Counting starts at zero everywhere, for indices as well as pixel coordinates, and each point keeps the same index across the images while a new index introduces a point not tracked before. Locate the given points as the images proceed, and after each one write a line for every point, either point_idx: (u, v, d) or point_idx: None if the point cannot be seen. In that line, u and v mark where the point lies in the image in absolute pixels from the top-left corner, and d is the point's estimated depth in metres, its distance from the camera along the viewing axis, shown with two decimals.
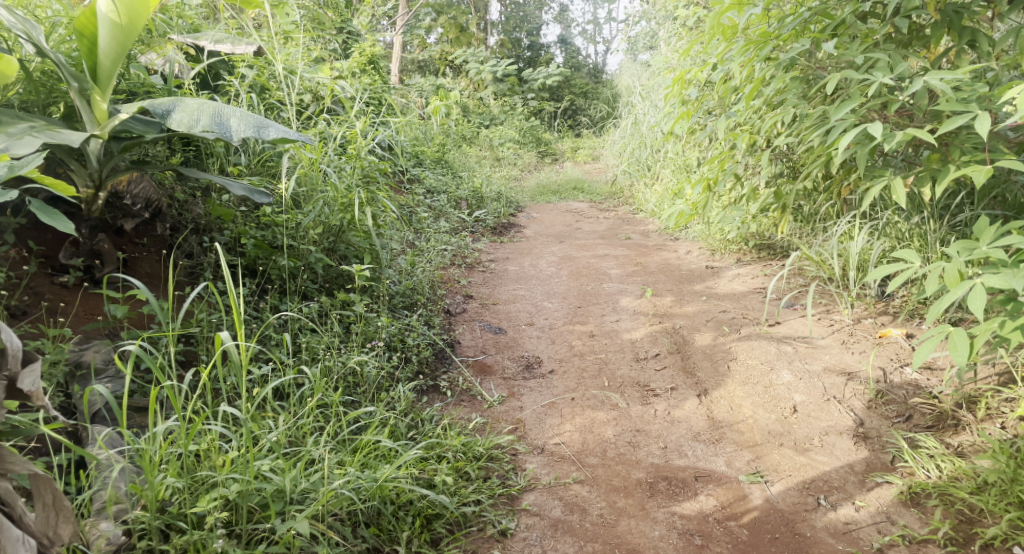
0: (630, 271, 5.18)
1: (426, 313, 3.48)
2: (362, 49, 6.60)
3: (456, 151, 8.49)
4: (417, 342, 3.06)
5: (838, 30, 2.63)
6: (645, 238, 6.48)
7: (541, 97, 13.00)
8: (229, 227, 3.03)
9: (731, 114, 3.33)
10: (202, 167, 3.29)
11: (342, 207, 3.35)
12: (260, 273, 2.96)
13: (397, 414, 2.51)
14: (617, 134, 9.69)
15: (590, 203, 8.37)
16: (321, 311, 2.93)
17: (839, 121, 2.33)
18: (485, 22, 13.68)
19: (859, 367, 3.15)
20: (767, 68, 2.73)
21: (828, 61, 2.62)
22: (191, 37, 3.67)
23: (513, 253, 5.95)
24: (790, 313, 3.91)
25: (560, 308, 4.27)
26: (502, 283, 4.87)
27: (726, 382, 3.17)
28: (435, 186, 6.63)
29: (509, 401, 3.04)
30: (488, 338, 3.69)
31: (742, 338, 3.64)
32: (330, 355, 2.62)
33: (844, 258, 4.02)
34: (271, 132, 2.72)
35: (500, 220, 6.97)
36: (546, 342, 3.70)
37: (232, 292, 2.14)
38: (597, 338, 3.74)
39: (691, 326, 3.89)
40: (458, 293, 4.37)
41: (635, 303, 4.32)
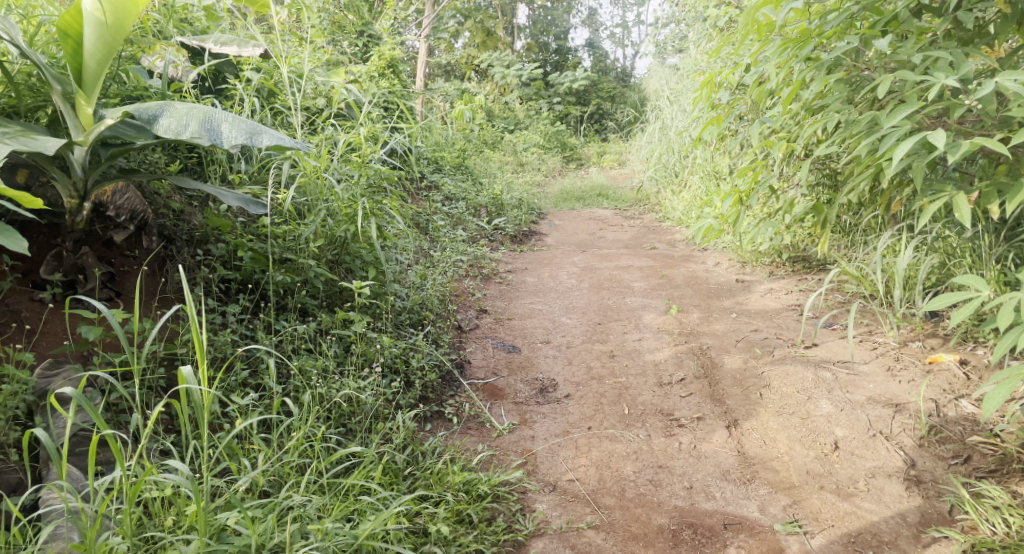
0: (655, 284, 4.91)
1: (435, 332, 3.26)
2: (382, 52, 6.43)
3: (477, 156, 8.28)
4: (421, 364, 2.84)
5: (889, 27, 2.34)
6: (671, 248, 6.21)
7: (566, 102, 12.77)
8: (227, 238, 2.83)
9: (766, 119, 3.05)
10: (203, 175, 3.12)
11: (348, 218, 3.14)
12: (257, 287, 2.76)
13: (395, 448, 2.29)
14: (644, 139, 9.43)
15: (614, 211, 8.11)
16: (321, 331, 2.73)
17: (894, 128, 2.06)
18: (511, 26, 13.49)
19: (907, 399, 2.87)
20: (809, 70, 2.47)
21: (875, 62, 2.33)
22: (195, 39, 3.48)
23: (533, 263, 5.72)
24: (828, 335, 3.63)
25: (579, 324, 4.03)
26: (520, 296, 4.64)
27: (758, 413, 2.90)
28: (453, 193, 6.42)
29: (521, 429, 2.80)
30: (500, 358, 3.46)
31: (776, 362, 3.36)
32: (326, 381, 2.41)
33: (887, 275, 3.73)
34: (265, 139, 2.52)
35: (521, 227, 6.74)
36: (562, 363, 3.45)
37: (191, 313, 1.86)
38: (617, 359, 3.49)
39: (719, 347, 3.62)
40: (472, 307, 4.14)
41: (659, 320, 4.06)
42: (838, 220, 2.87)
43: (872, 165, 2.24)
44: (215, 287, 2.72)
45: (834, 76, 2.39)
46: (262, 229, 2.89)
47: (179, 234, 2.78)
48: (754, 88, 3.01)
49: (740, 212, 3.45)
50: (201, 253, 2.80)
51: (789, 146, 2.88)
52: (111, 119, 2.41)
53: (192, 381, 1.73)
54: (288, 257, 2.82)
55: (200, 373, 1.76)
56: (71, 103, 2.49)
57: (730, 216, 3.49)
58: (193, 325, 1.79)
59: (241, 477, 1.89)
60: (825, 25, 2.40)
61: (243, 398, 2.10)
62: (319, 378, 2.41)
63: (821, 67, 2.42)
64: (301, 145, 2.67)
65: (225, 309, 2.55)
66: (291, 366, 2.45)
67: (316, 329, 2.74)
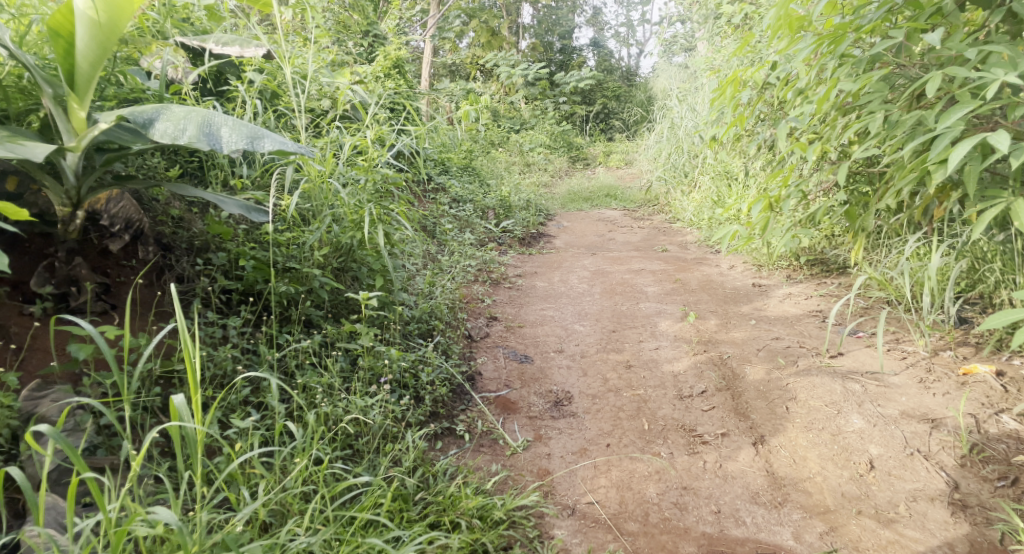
0: (669, 289, 4.77)
1: (445, 343, 3.13)
2: (387, 52, 6.29)
3: (483, 157, 8.14)
4: (431, 378, 2.70)
5: (934, 20, 2.20)
6: (683, 250, 6.07)
7: (572, 101, 12.62)
8: (228, 246, 2.69)
9: (793, 119, 2.90)
10: (203, 180, 3.00)
11: (354, 224, 3.01)
12: (259, 298, 2.63)
13: (405, 472, 2.16)
14: (652, 138, 9.27)
15: (623, 212, 7.97)
16: (326, 344, 2.60)
17: (945, 131, 1.91)
18: (516, 25, 13.35)
19: (943, 414, 2.72)
20: (844, 68, 2.32)
21: (921, 58, 2.20)
22: (196, 40, 3.36)
23: (542, 267, 5.57)
24: (853, 343, 3.48)
25: (593, 332, 3.88)
26: (530, 302, 4.50)
27: (785, 428, 2.76)
28: (460, 195, 6.29)
29: (536, 446, 2.66)
30: (512, 369, 3.32)
31: (801, 373, 3.22)
32: (332, 399, 2.28)
33: (915, 280, 3.59)
34: (267, 144, 2.37)
35: (529, 230, 6.60)
36: (577, 374, 3.31)
37: (184, 337, 1.71)
38: (634, 369, 3.34)
39: (740, 356, 3.47)
40: (481, 314, 4.00)
41: (676, 327, 3.92)
42: (874, 226, 2.71)
43: (915, 170, 2.10)
44: (216, 298, 2.59)
45: (874, 74, 2.25)
46: (265, 236, 2.76)
47: (178, 243, 2.65)
48: (782, 87, 2.86)
49: (769, 218, 3.30)
50: (201, 262, 2.67)
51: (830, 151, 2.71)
52: (104, 123, 2.22)
53: (184, 416, 1.60)
54: (291, 266, 2.69)
55: (192, 405, 1.64)
56: (63, 105, 2.38)
57: (757, 222, 3.34)
58: (187, 351, 1.67)
59: (240, 509, 1.77)
60: (867, 20, 2.25)
61: (244, 420, 1.97)
62: (325, 396, 2.28)
63: (858, 66, 2.27)
64: (305, 150, 2.52)
65: (227, 322, 2.39)
66: (294, 383, 2.31)
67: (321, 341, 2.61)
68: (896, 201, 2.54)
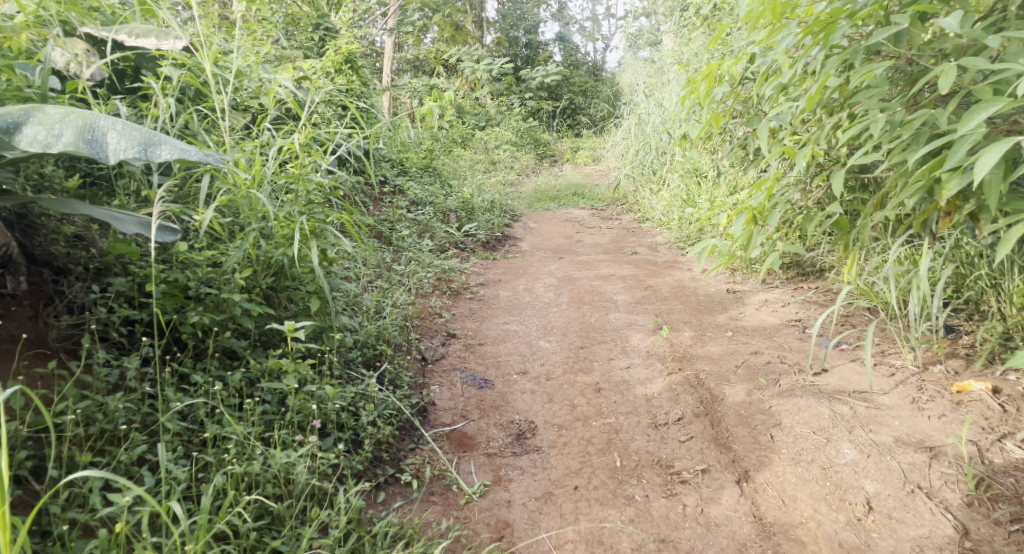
0: (640, 297, 4.49)
1: (391, 373, 2.80)
2: (338, 46, 5.89)
3: (446, 156, 7.79)
4: (372, 418, 2.37)
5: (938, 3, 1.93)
6: (654, 252, 5.82)
7: (538, 97, 12.32)
8: (133, 270, 2.33)
9: (775, 117, 2.62)
10: (111, 192, 2.62)
11: (285, 240, 2.65)
12: (164, 330, 2.27)
13: (335, 542, 1.83)
14: (619, 134, 9.02)
15: (591, 211, 7.70)
16: (248, 382, 2.26)
17: (964, 135, 1.67)
18: (481, 19, 13.02)
19: (941, 441, 2.48)
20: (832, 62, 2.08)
21: (926, 48, 1.94)
22: (107, 30, 3.01)
23: (506, 273, 5.26)
24: (837, 358, 3.23)
25: (559, 349, 3.58)
26: (492, 315, 4.18)
27: (770, 461, 2.49)
28: (420, 198, 5.95)
29: (495, 492, 2.35)
30: (470, 396, 3.00)
31: (784, 394, 2.95)
32: (249, 452, 1.95)
33: (900, 288, 3.36)
34: (165, 152, 2.04)
35: (493, 232, 6.28)
36: (541, 400, 3.00)
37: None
38: (603, 393, 3.05)
39: (717, 375, 3.20)
40: (437, 331, 3.67)
41: (648, 342, 3.64)
42: (864, 236, 2.46)
43: (917, 179, 1.87)
44: (116, 331, 2.23)
45: (874, 66, 1.99)
46: (177, 254, 2.40)
47: (73, 264, 2.28)
48: (763, 80, 2.57)
49: (752, 231, 2.92)
50: (99, 288, 2.29)
51: (820, 156, 2.44)
52: None
53: None
54: (208, 291, 2.33)
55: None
56: None
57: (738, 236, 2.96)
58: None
59: None
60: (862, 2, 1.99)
61: (125, 495, 1.65)
62: (240, 451, 1.93)
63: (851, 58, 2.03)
64: (214, 159, 2.19)
65: (123, 362, 2.03)
66: (204, 434, 1.97)
67: (242, 378, 2.26)
68: (891, 214, 2.28)
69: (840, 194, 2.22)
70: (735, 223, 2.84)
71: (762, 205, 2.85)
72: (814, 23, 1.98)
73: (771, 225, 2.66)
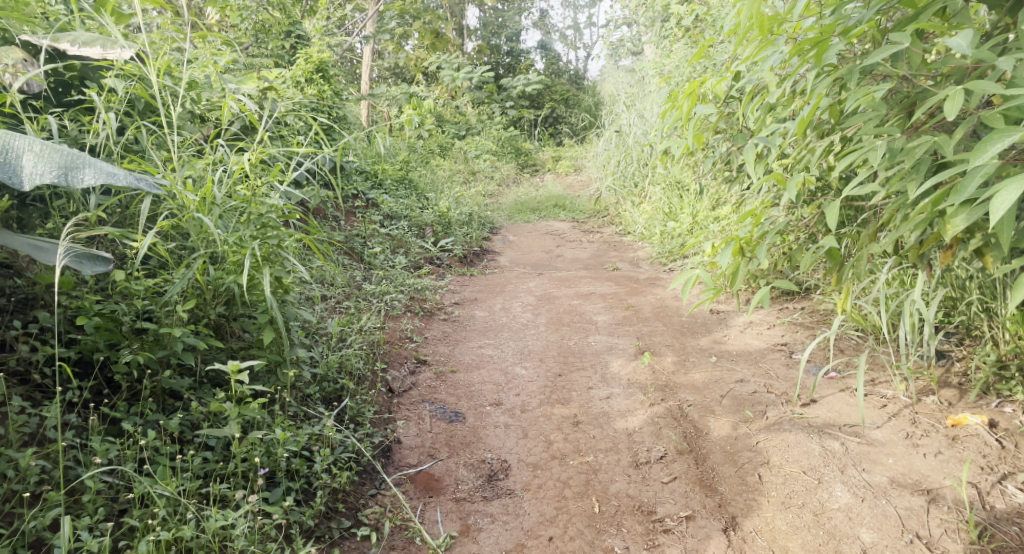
0: (621, 318, 4.33)
1: (353, 411, 2.60)
2: (309, 54, 5.69)
3: (424, 167, 7.60)
4: (328, 464, 2.18)
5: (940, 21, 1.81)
6: (635, 269, 5.67)
7: (519, 106, 12.18)
8: (63, 302, 2.12)
9: (763, 138, 2.46)
10: (46, 214, 2.40)
11: (236, 267, 2.45)
12: (93, 371, 2.06)
13: None
14: (599, 145, 8.88)
15: (572, 223, 7.54)
16: (186, 428, 2.05)
17: (973, 167, 1.54)
18: (461, 27, 12.88)
19: (939, 483, 2.33)
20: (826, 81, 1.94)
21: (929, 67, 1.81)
22: (47, 36, 2.78)
23: (483, 291, 5.07)
24: (826, 388, 3.09)
25: (535, 377, 3.40)
26: (467, 338, 4.00)
27: (758, 505, 2.34)
28: (394, 211, 5.75)
29: (462, 545, 2.18)
30: (439, 432, 2.81)
31: (772, 428, 2.79)
32: (185, 511, 1.75)
33: (890, 313, 3.21)
34: (87, 175, 1.99)
35: (470, 247, 6.10)
36: (515, 436, 2.81)
37: None
38: (581, 427, 2.87)
39: (701, 406, 3.04)
40: (407, 357, 3.47)
41: (629, 368, 3.47)
42: (857, 267, 2.30)
43: (920, 215, 1.74)
44: (39, 372, 2.01)
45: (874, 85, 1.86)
46: (114, 282, 2.19)
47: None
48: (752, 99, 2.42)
49: (740, 265, 2.60)
50: (23, 322, 2.09)
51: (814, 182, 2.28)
52: None
53: None
54: (144, 326, 2.12)
55: None
56: None
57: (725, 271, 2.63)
58: None
59: None
60: (859, 16, 1.86)
61: None
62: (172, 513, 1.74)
63: (845, 77, 1.89)
64: (148, 185, 2.13)
65: (42, 410, 1.81)
66: (132, 492, 1.77)
67: (181, 423, 2.06)
68: (888, 246, 2.14)
69: (833, 228, 2.04)
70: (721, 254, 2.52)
71: (752, 235, 2.59)
72: (805, 41, 1.84)
73: (765, 257, 2.39)
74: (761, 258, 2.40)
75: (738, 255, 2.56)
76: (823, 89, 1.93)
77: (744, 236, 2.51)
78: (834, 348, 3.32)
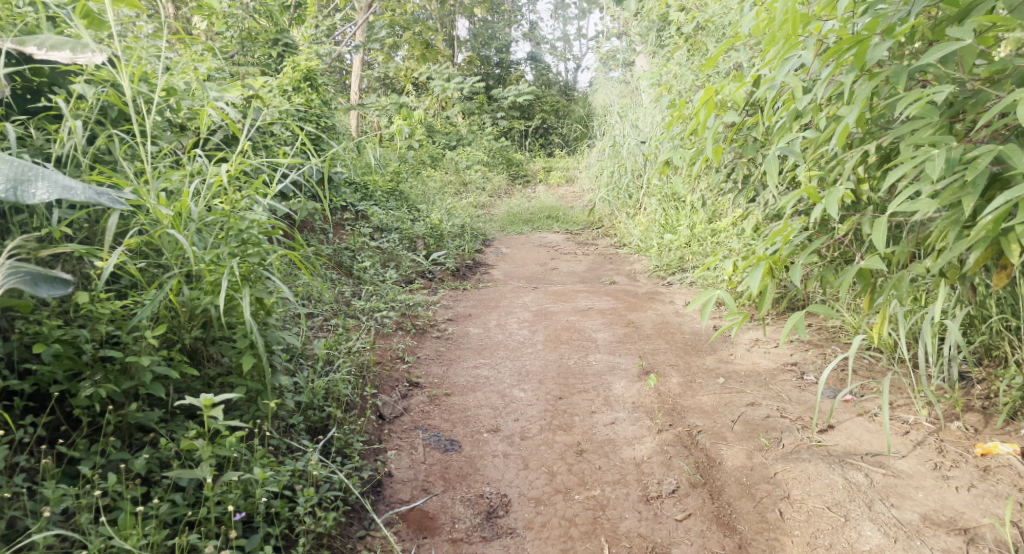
0: (621, 335, 4.14)
1: (340, 442, 2.41)
2: (296, 63, 5.50)
3: (415, 178, 7.41)
4: (314, 505, 1.98)
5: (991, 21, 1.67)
6: (632, 282, 5.49)
7: (510, 116, 12.03)
8: (19, 328, 1.92)
9: (787, 147, 2.32)
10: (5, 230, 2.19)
11: (213, 287, 2.26)
12: (51, 404, 1.86)
13: None
14: (593, 156, 8.72)
15: (566, 235, 7.37)
16: (155, 467, 1.85)
17: None
18: (452, 38, 12.73)
19: (976, 522, 2.21)
20: (866, 85, 1.82)
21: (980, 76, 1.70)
22: (12, 39, 2.57)
23: (477, 307, 4.87)
24: (843, 412, 2.91)
25: (535, 400, 3.20)
26: (461, 357, 3.80)
27: (782, 546, 2.20)
28: (384, 224, 5.55)
29: None
30: (433, 463, 2.62)
31: (789, 457, 2.62)
32: None
33: (907, 332, 3.05)
34: (39, 189, 1.86)
35: (462, 260, 5.91)
36: (515, 467, 2.63)
37: None
38: (586, 457, 2.69)
39: (712, 432, 2.86)
40: (398, 380, 3.26)
41: (633, 390, 3.29)
42: (888, 288, 2.14)
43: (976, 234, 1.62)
44: None
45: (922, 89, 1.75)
46: (78, 304, 1.99)
47: None
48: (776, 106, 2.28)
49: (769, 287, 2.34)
50: None
51: (845, 197, 2.12)
52: None
53: None
54: (108, 354, 1.92)
55: None
56: None
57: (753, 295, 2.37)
58: None
59: None
60: (903, 15, 1.76)
61: None
62: None
63: (891, 80, 1.79)
64: (111, 201, 1.99)
65: None
66: (90, 547, 1.57)
67: (149, 461, 1.86)
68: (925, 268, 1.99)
69: (879, 251, 1.83)
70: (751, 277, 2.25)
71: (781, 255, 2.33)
72: (844, 40, 1.72)
73: (801, 280, 2.12)
74: (796, 281, 2.12)
75: (767, 276, 2.29)
76: (863, 94, 1.80)
77: (775, 256, 2.23)
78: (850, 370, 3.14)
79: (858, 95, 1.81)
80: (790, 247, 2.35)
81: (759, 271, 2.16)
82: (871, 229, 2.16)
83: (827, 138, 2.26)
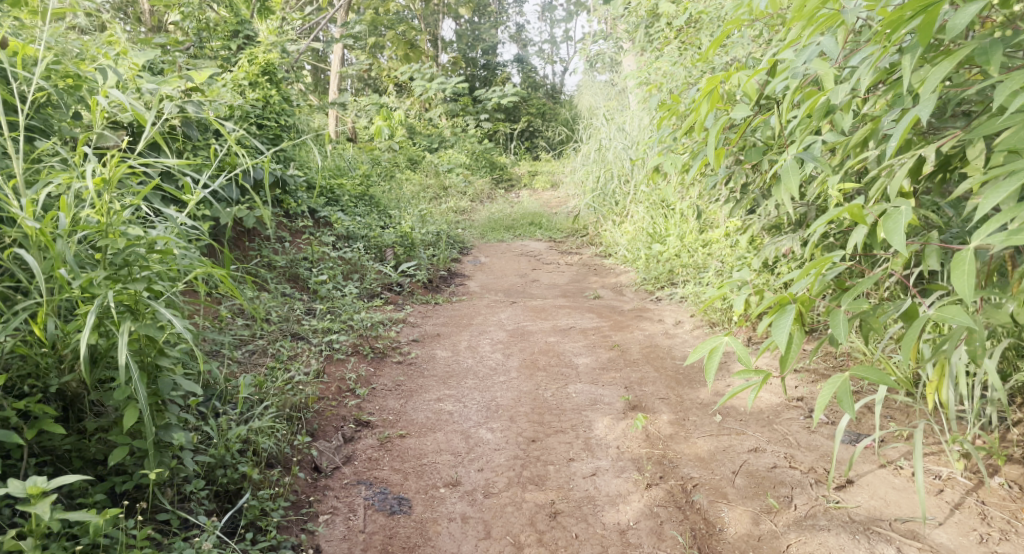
0: (606, 359, 3.70)
1: (253, 512, 1.96)
2: (254, 56, 5.03)
3: (390, 181, 6.96)
4: None
5: None
6: (618, 297, 5.05)
7: (495, 118, 11.58)
8: None
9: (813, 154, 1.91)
10: None
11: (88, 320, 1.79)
12: None
13: None
14: (578, 159, 8.26)
15: (549, 243, 6.93)
16: None
17: None
18: (436, 38, 12.30)
19: None
20: (940, 66, 1.41)
21: None
22: None
23: (447, 324, 4.40)
24: (864, 465, 2.47)
25: (503, 443, 2.74)
26: (422, 386, 3.33)
27: None
28: (350, 231, 5.08)
29: None
30: (375, 532, 2.16)
31: (803, 525, 2.20)
32: None
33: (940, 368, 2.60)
34: None
35: (435, 271, 5.44)
36: (474, 535, 2.18)
37: None
38: (561, 522, 2.24)
39: (710, 487, 2.42)
40: (345, 419, 2.79)
41: (617, 431, 2.84)
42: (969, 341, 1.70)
43: None
44: None
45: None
46: None
47: None
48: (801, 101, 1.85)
49: (796, 341, 1.78)
50: None
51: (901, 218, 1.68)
52: None
53: None
54: None
55: None
56: None
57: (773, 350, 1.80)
58: None
59: None
60: None
61: None
62: None
63: (977, 58, 1.40)
64: None
65: None
66: None
67: None
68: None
69: (969, 302, 1.38)
70: (779, 328, 1.67)
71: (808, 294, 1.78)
72: (906, 4, 1.30)
73: (845, 332, 1.64)
74: (840, 333, 1.62)
75: (796, 322, 1.79)
76: (934, 80, 1.40)
77: (805, 295, 1.72)
78: (877, 420, 2.69)
79: (928, 80, 1.40)
80: (818, 279, 1.84)
81: (789, 319, 1.66)
82: (932, 261, 1.71)
83: (862, 140, 1.83)
